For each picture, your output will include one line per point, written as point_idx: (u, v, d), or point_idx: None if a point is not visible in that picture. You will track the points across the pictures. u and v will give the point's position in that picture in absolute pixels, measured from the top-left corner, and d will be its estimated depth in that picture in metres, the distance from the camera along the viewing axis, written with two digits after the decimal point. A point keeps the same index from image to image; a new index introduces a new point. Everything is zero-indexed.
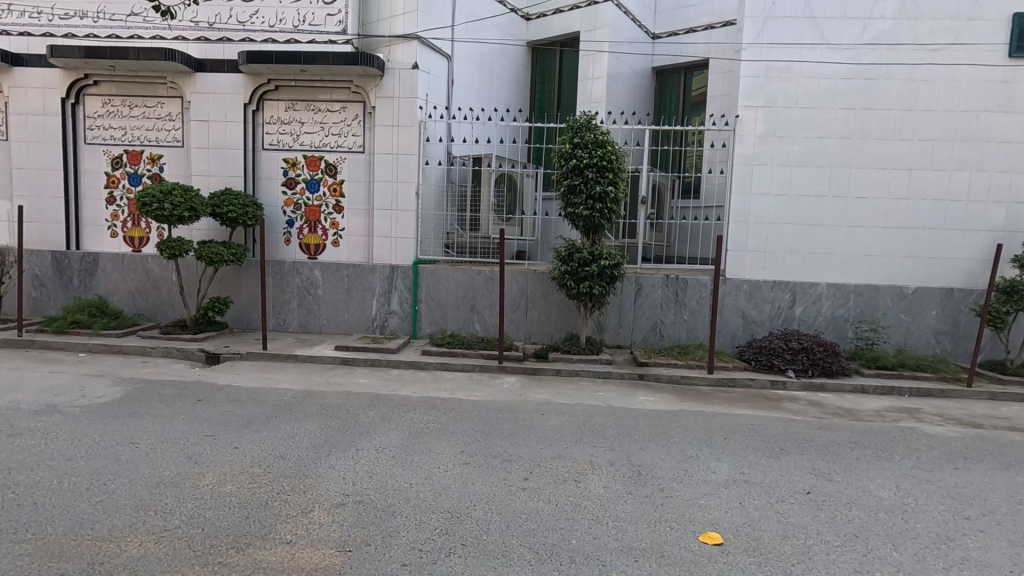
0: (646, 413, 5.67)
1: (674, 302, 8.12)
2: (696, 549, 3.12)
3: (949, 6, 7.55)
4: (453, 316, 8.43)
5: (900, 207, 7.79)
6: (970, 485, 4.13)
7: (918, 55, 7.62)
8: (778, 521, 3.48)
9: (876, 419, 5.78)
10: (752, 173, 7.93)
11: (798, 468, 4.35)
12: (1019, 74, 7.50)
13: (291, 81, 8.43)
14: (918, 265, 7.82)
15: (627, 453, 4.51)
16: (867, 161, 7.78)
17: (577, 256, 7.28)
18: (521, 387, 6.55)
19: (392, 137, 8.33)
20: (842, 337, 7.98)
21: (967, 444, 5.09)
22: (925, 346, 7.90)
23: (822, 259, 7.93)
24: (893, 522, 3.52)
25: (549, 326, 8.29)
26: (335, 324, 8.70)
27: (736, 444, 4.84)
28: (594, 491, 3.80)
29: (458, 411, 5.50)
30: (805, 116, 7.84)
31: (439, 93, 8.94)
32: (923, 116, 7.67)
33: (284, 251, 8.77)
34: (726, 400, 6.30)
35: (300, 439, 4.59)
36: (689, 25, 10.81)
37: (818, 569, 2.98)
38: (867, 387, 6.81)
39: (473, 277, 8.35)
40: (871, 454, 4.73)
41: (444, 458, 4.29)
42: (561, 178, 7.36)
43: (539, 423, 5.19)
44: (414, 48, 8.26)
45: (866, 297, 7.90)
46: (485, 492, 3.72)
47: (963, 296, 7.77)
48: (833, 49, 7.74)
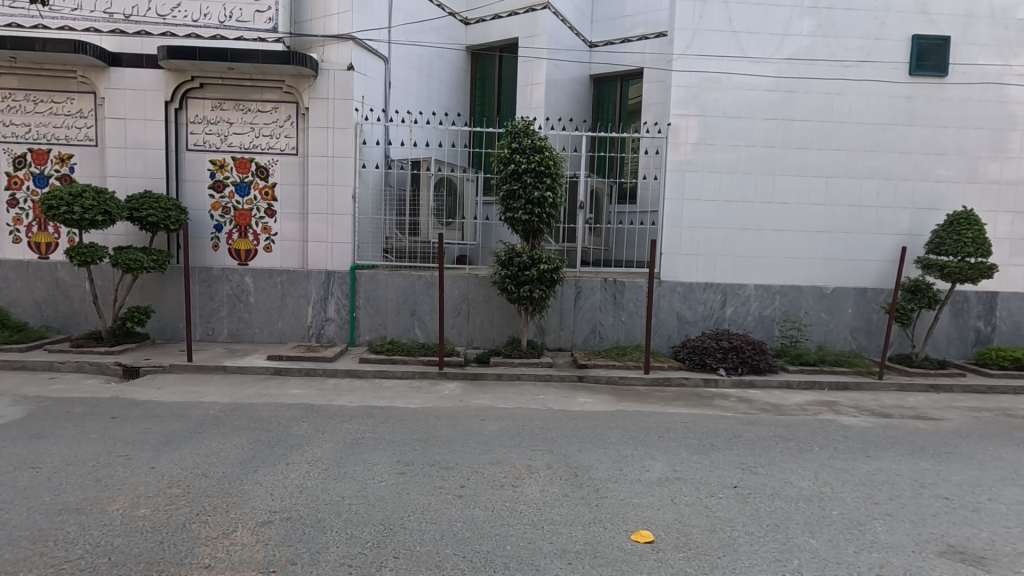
0: (585, 414, 5.75)
1: (612, 305, 8.30)
2: (629, 548, 3.17)
3: (858, 26, 8.13)
4: (393, 323, 8.27)
5: (820, 212, 8.28)
6: (879, 472, 4.43)
7: (832, 71, 8.15)
8: (706, 516, 3.60)
9: (799, 413, 6.12)
10: (684, 179, 8.23)
11: (727, 463, 4.52)
12: (919, 91, 8.17)
13: (218, 80, 8.04)
14: (836, 267, 8.34)
15: (565, 455, 4.56)
16: (789, 169, 8.24)
17: (517, 260, 7.32)
18: (462, 393, 6.49)
19: (327, 138, 8.09)
20: (769, 336, 8.40)
21: (879, 434, 5.45)
22: (842, 342, 8.44)
23: (750, 262, 8.33)
24: (811, 511, 3.72)
25: (490, 331, 8.29)
26: (268, 333, 8.35)
27: (669, 441, 4.99)
28: (531, 495, 3.81)
29: (396, 420, 5.39)
30: (734, 124, 8.21)
31: (375, 96, 8.77)
32: (837, 127, 8.20)
33: (211, 257, 8.35)
34: (661, 400, 6.48)
35: (225, 455, 4.35)
36: (625, 35, 11.15)
37: (742, 560, 3.10)
38: (792, 382, 7.18)
39: (412, 281, 8.22)
40: (793, 446, 4.99)
41: (380, 468, 4.18)
42: (500, 183, 7.40)
43: (478, 429, 5.16)
44: (350, 48, 8.07)
45: (790, 297, 8.35)
46: (421, 502, 3.65)
47: (875, 295, 8.34)
48: (756, 63, 8.16)
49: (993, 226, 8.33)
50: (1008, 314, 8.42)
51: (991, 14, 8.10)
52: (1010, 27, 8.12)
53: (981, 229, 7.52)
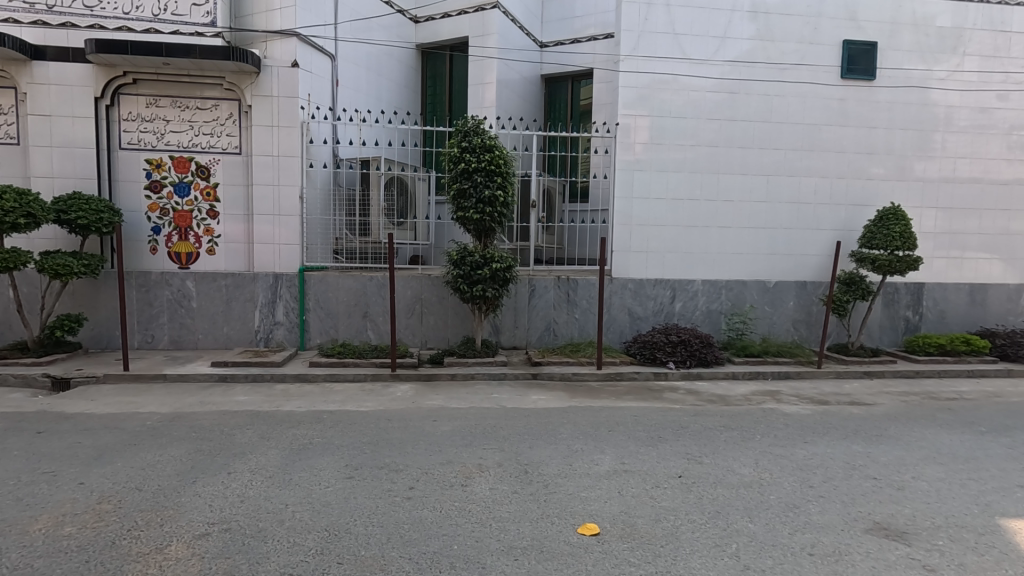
0: (537, 412, 5.79)
1: (565, 303, 8.39)
2: (575, 541, 3.22)
3: (794, 31, 8.48)
4: (344, 325, 8.11)
5: (762, 208, 8.61)
6: (815, 457, 4.64)
7: (770, 73, 8.48)
8: (651, 507, 3.68)
9: (743, 403, 6.34)
10: (633, 178, 8.38)
11: (673, 454, 4.64)
12: (850, 93, 8.59)
13: (152, 75, 7.68)
14: (778, 262, 8.68)
15: (516, 453, 4.58)
16: (733, 168, 8.52)
17: (469, 260, 7.30)
18: (415, 394, 6.43)
19: (271, 137, 7.86)
20: (717, 329, 8.68)
21: (816, 421, 5.70)
22: (785, 333, 8.80)
23: (697, 258, 8.57)
24: (750, 497, 3.86)
25: (444, 331, 8.25)
26: (213, 339, 8.05)
27: (619, 435, 5.08)
28: (481, 494, 3.81)
29: (345, 424, 5.29)
30: (680, 124, 8.43)
31: (322, 93, 8.59)
32: (777, 127, 8.54)
33: (150, 261, 7.99)
34: (613, 394, 6.59)
35: (161, 467, 4.17)
36: (575, 36, 11.32)
37: (683, 548, 3.19)
38: (738, 373, 7.45)
39: (364, 282, 8.08)
40: (737, 435, 5.17)
41: (327, 474, 4.09)
42: (451, 183, 7.37)
43: (430, 430, 5.12)
44: (294, 45, 7.86)
45: (736, 291, 8.65)
46: (368, 506, 3.60)
47: (814, 289, 8.73)
48: (699, 65, 8.40)
49: (920, 221, 8.86)
50: (933, 303, 8.98)
51: (913, 22, 8.62)
52: (931, 34, 8.66)
53: (907, 223, 7.98)
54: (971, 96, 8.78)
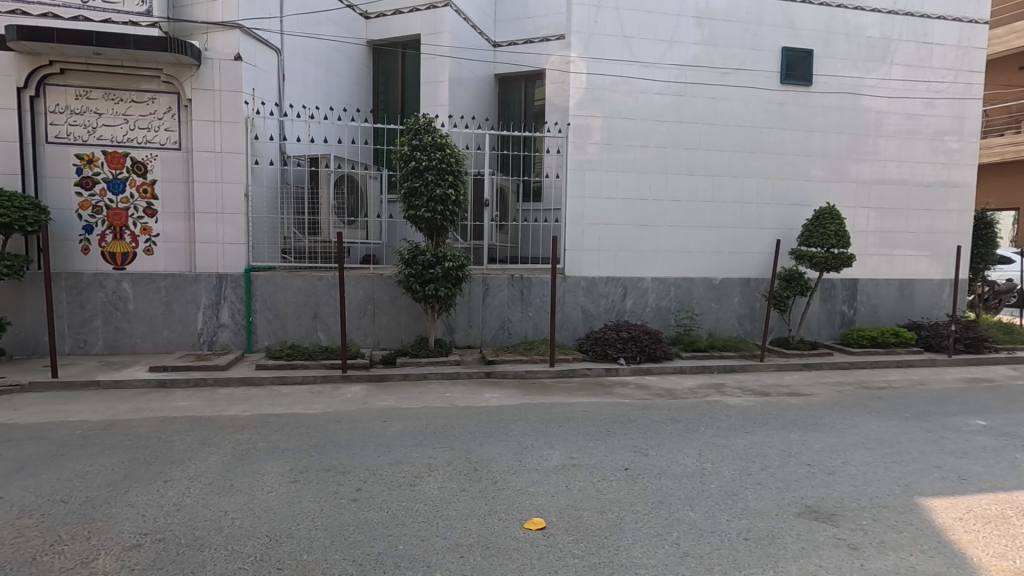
0: (489, 410, 5.81)
1: (519, 301, 8.44)
2: (521, 536, 3.25)
3: (736, 37, 8.81)
4: (293, 327, 7.91)
5: (708, 208, 8.89)
6: (755, 446, 4.83)
7: (714, 78, 8.78)
8: (597, 499, 3.76)
9: (690, 396, 6.54)
10: (585, 177, 8.51)
11: (621, 447, 4.75)
12: (789, 97, 8.98)
13: (81, 65, 7.28)
14: (724, 259, 8.99)
15: (466, 451, 4.58)
16: (680, 168, 8.77)
17: (421, 258, 7.26)
18: (366, 395, 6.34)
19: (213, 133, 7.59)
20: (666, 326, 8.92)
21: (757, 412, 5.94)
22: (731, 328, 9.12)
23: (647, 256, 8.77)
24: (692, 486, 3.99)
25: (397, 331, 8.15)
26: (152, 343, 7.70)
27: (568, 431, 5.15)
28: (429, 493, 3.79)
29: (292, 427, 5.15)
30: (629, 126, 8.60)
31: (268, 88, 8.36)
32: (722, 129, 8.84)
33: (81, 261, 7.58)
34: (565, 391, 6.68)
35: (91, 478, 3.96)
36: (528, 36, 11.41)
37: (626, 538, 3.27)
38: (685, 367, 7.69)
39: (314, 282, 7.90)
40: (682, 427, 5.33)
41: (270, 478, 3.98)
42: (402, 180, 7.30)
43: (380, 431, 5.05)
44: (236, 37, 7.61)
45: (683, 288, 8.91)
46: (312, 509, 3.53)
47: (757, 285, 9.09)
48: (648, 67, 8.60)
49: (854, 221, 9.35)
50: (867, 298, 9.48)
51: (846, 32, 9.09)
52: (862, 43, 9.15)
53: (842, 223, 8.40)
54: (898, 102, 9.33)
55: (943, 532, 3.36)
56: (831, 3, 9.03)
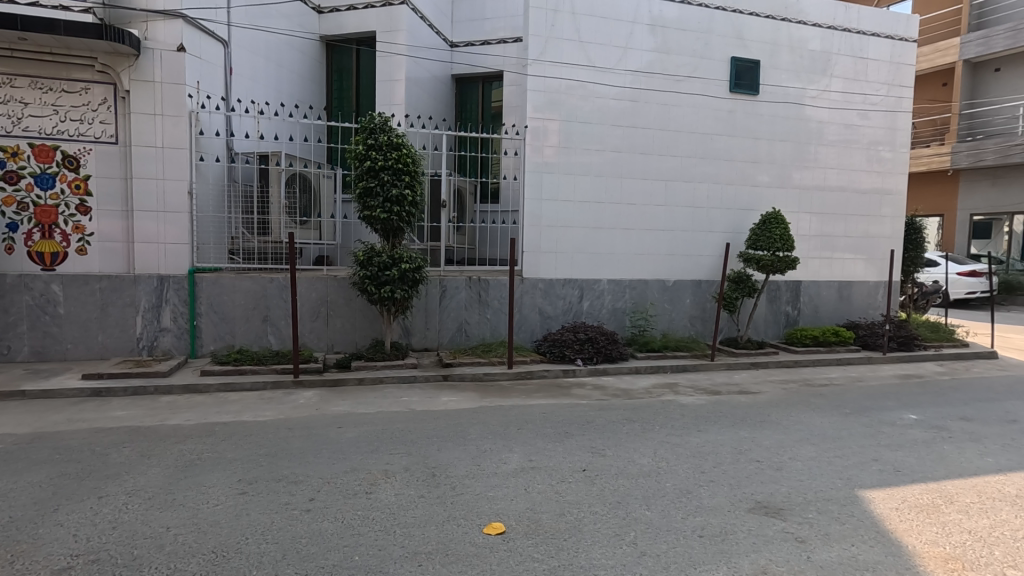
0: (447, 413, 5.74)
1: (476, 303, 8.39)
2: (481, 541, 3.22)
3: (687, 46, 9.06)
4: (242, 330, 7.60)
5: (662, 212, 9.11)
6: (707, 444, 4.97)
7: (667, 85, 8.99)
8: (555, 501, 3.77)
9: (645, 396, 6.67)
10: (542, 179, 8.55)
11: (579, 448, 4.79)
12: (738, 106, 9.31)
13: (5, 51, 6.76)
14: (677, 262, 9.23)
15: (424, 456, 4.51)
16: (635, 173, 8.94)
17: (376, 260, 7.10)
18: (320, 401, 6.15)
19: (154, 127, 7.20)
20: (622, 327, 9.08)
21: (710, 410, 6.12)
22: (684, 328, 9.37)
23: (603, 258, 8.90)
24: (649, 485, 4.06)
25: (352, 334, 7.96)
26: (85, 349, 7.24)
27: (527, 433, 5.15)
28: (386, 501, 3.70)
29: (240, 436, 4.94)
30: (586, 129, 8.71)
31: (213, 82, 8.02)
32: (674, 135, 9.07)
33: (6, 262, 7.06)
34: (523, 393, 6.68)
35: (15, 496, 3.67)
36: (486, 37, 11.40)
37: (585, 539, 3.28)
38: (640, 368, 7.85)
39: (263, 284, 7.62)
40: (638, 427, 5.42)
41: (216, 491, 3.79)
42: (357, 180, 7.13)
43: (334, 437, 4.91)
44: (179, 27, 7.23)
45: (638, 290, 9.08)
46: (263, 521, 3.38)
47: (708, 287, 9.38)
48: (604, 72, 8.73)
49: (798, 225, 9.78)
50: (809, 299, 9.93)
51: (790, 44, 9.51)
52: (804, 56, 9.59)
53: (787, 227, 8.76)
54: (837, 113, 9.83)
55: (881, 523, 3.55)
56: (776, 17, 9.42)
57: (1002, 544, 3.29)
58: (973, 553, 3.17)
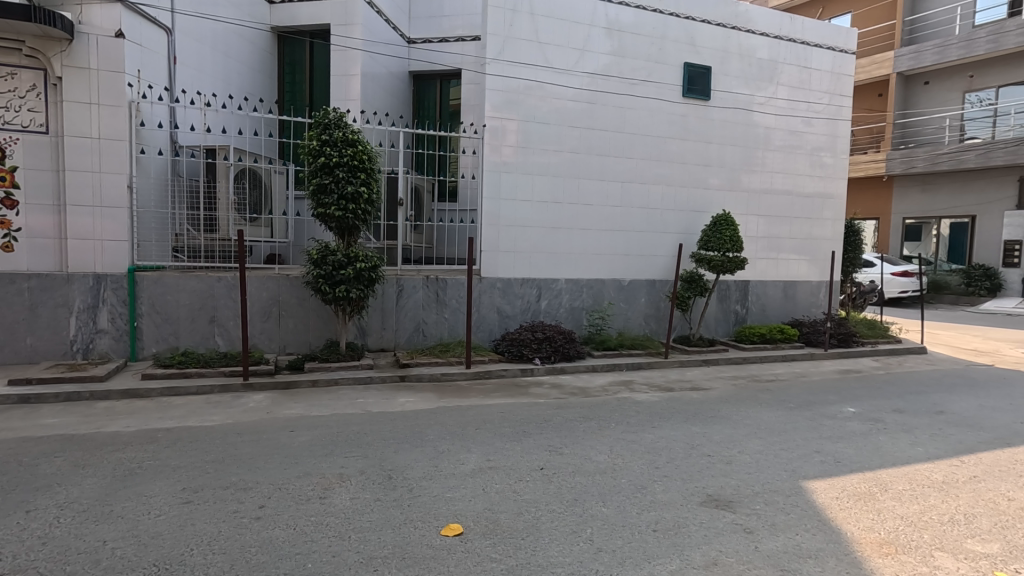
0: (404, 415, 5.66)
1: (434, 302, 8.31)
2: (438, 543, 3.19)
3: (642, 50, 9.25)
4: (187, 332, 7.28)
5: (618, 212, 9.27)
6: (661, 440, 5.09)
7: (623, 88, 9.16)
8: (513, 500, 3.77)
9: (602, 393, 6.78)
10: (501, 179, 8.54)
11: (536, 447, 4.82)
12: (691, 110, 9.57)
13: None
14: (632, 262, 9.41)
15: (381, 458, 4.43)
16: (592, 174, 9.06)
17: (331, 259, 6.94)
18: (271, 404, 5.95)
19: (89, 116, 6.79)
20: (579, 325, 9.18)
21: (663, 407, 6.27)
22: (639, 327, 9.56)
23: (561, 258, 8.98)
24: (605, 482, 4.13)
25: (306, 334, 7.74)
26: (12, 352, 6.76)
27: (484, 433, 5.14)
28: (340, 505, 3.62)
29: (185, 442, 4.72)
30: (544, 130, 8.76)
31: (155, 71, 7.64)
32: (630, 137, 9.24)
33: None
34: (481, 392, 6.66)
35: None
36: (444, 34, 11.31)
37: (542, 538, 3.30)
38: (596, 366, 7.97)
39: (210, 283, 7.32)
40: (594, 425, 5.50)
41: (158, 501, 3.61)
42: (310, 176, 6.93)
43: (286, 441, 4.76)
44: (117, 12, 6.84)
45: (595, 289, 9.22)
46: (209, 531, 3.25)
47: (662, 286, 9.61)
48: (561, 74, 8.81)
49: (746, 227, 10.16)
50: (757, 298, 10.33)
51: (739, 52, 9.85)
52: (753, 64, 9.96)
53: (736, 228, 9.07)
54: (783, 119, 10.25)
55: (823, 511, 3.72)
56: (726, 25, 9.74)
57: (931, 527, 3.51)
58: (905, 537, 3.37)
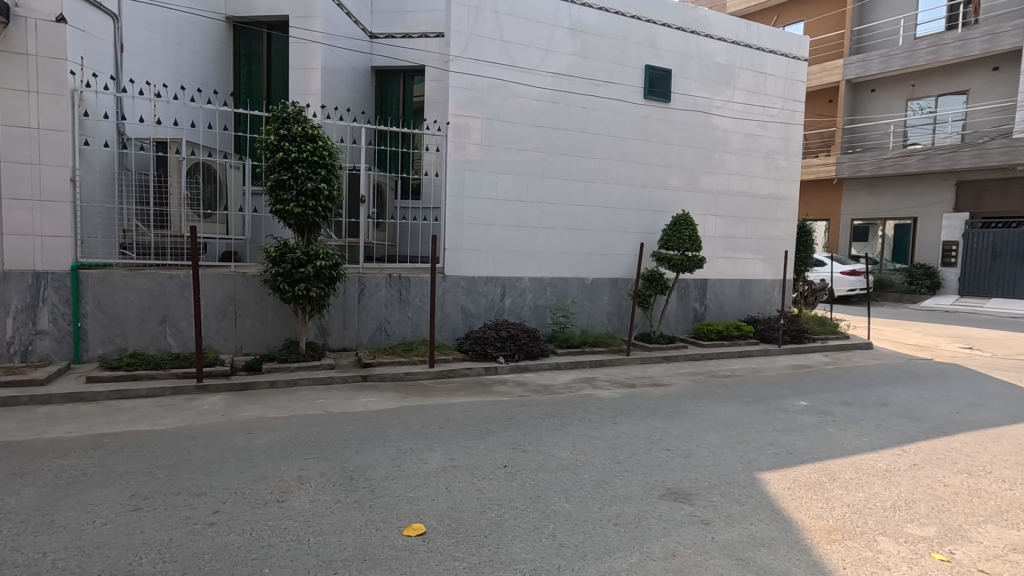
0: (366, 415, 5.58)
1: (397, 301, 8.22)
2: (400, 544, 3.16)
3: (605, 51, 9.37)
4: (136, 332, 6.98)
5: (581, 212, 9.37)
6: (622, 435, 5.18)
7: (587, 88, 9.26)
8: (476, 499, 3.77)
9: (565, 391, 6.84)
10: (465, 177, 8.51)
11: (500, 445, 4.83)
12: (652, 112, 9.76)
13: None
14: (595, 260, 9.53)
15: (341, 460, 4.36)
16: (555, 173, 9.13)
17: (290, 256, 6.76)
18: (226, 406, 5.76)
19: (27, 105, 6.42)
20: (543, 324, 9.25)
21: (625, 403, 6.38)
22: (602, 325, 9.69)
23: (525, 256, 9.01)
24: (567, 478, 4.18)
25: (263, 334, 7.53)
26: None
27: (448, 432, 5.11)
28: (299, 508, 3.54)
29: (134, 448, 4.52)
30: (508, 129, 8.77)
31: (100, 59, 7.28)
32: (593, 137, 9.35)
33: None
34: (445, 391, 6.63)
35: None
36: (407, 30, 11.18)
37: (505, 535, 3.31)
38: (560, 363, 8.04)
39: (162, 281, 7.04)
40: (557, 422, 5.55)
41: (104, 509, 3.45)
42: (268, 172, 6.74)
43: (242, 444, 4.62)
44: None
45: (559, 288, 9.29)
46: (160, 539, 3.13)
47: (624, 284, 9.76)
48: (525, 73, 8.83)
49: (705, 226, 10.42)
50: (715, 296, 10.62)
51: (698, 56, 10.09)
52: (711, 68, 10.22)
53: (695, 228, 9.30)
54: (740, 123, 10.56)
55: (775, 501, 3.86)
56: (686, 29, 9.96)
57: (875, 513, 3.69)
58: (851, 524, 3.54)
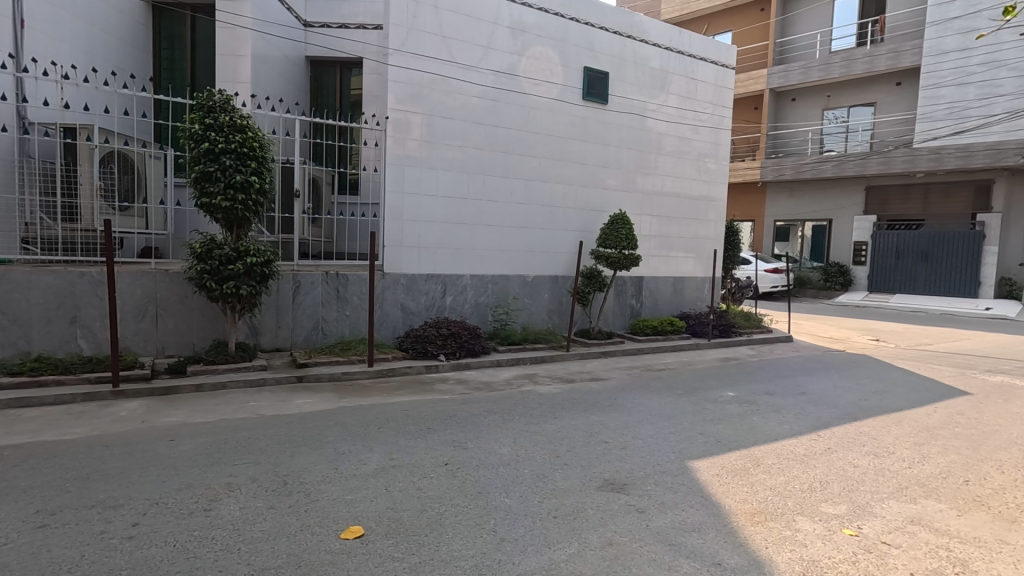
0: (301, 416, 5.40)
1: (334, 299, 7.98)
2: (337, 547, 3.07)
3: (545, 52, 9.48)
4: (41, 334, 6.42)
5: (521, 210, 9.44)
6: (562, 429, 5.28)
7: (527, 87, 9.33)
8: (416, 498, 3.73)
9: (506, 387, 6.89)
10: (404, 173, 8.36)
11: (441, 443, 4.80)
12: (590, 113, 9.96)
13: None
14: (535, 258, 9.63)
15: (275, 464, 4.19)
16: (496, 170, 9.15)
17: (217, 253, 6.42)
18: (146, 412, 5.40)
19: None
20: (484, 321, 9.26)
21: (564, 398, 6.50)
22: (542, 322, 9.82)
23: (466, 253, 8.98)
24: (509, 473, 4.21)
25: (188, 335, 7.12)
26: None
27: (387, 432, 5.02)
28: (228, 516, 3.38)
29: (39, 460, 4.16)
30: (449, 125, 8.70)
31: None
32: (533, 136, 9.44)
33: None
34: (384, 391, 6.51)
35: None
36: (344, 20, 10.84)
37: (446, 533, 3.29)
38: (501, 360, 8.08)
39: (71, 279, 6.49)
40: (498, 418, 5.58)
41: (4, 528, 3.16)
42: (192, 163, 6.36)
43: (165, 452, 4.35)
44: None
45: (500, 285, 9.33)
46: (70, 556, 2.89)
47: (564, 282, 9.93)
48: (466, 69, 8.79)
49: (641, 226, 10.77)
50: (650, 292, 11.00)
51: (634, 60, 10.40)
52: (646, 72, 10.56)
53: (631, 227, 9.58)
54: (673, 126, 10.98)
55: (705, 487, 4.06)
56: (623, 33, 10.24)
57: (794, 495, 3.95)
58: (772, 506, 3.77)
